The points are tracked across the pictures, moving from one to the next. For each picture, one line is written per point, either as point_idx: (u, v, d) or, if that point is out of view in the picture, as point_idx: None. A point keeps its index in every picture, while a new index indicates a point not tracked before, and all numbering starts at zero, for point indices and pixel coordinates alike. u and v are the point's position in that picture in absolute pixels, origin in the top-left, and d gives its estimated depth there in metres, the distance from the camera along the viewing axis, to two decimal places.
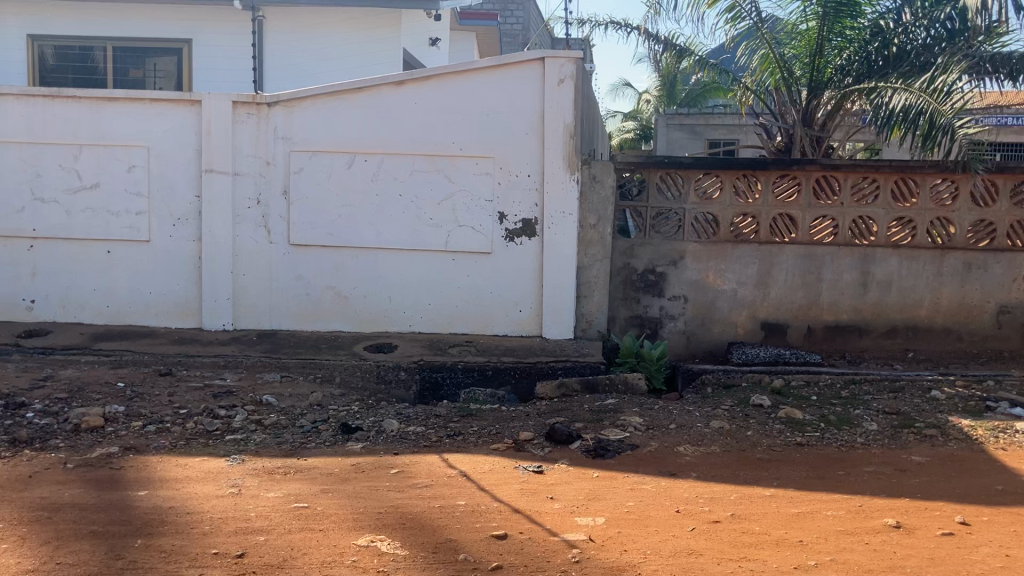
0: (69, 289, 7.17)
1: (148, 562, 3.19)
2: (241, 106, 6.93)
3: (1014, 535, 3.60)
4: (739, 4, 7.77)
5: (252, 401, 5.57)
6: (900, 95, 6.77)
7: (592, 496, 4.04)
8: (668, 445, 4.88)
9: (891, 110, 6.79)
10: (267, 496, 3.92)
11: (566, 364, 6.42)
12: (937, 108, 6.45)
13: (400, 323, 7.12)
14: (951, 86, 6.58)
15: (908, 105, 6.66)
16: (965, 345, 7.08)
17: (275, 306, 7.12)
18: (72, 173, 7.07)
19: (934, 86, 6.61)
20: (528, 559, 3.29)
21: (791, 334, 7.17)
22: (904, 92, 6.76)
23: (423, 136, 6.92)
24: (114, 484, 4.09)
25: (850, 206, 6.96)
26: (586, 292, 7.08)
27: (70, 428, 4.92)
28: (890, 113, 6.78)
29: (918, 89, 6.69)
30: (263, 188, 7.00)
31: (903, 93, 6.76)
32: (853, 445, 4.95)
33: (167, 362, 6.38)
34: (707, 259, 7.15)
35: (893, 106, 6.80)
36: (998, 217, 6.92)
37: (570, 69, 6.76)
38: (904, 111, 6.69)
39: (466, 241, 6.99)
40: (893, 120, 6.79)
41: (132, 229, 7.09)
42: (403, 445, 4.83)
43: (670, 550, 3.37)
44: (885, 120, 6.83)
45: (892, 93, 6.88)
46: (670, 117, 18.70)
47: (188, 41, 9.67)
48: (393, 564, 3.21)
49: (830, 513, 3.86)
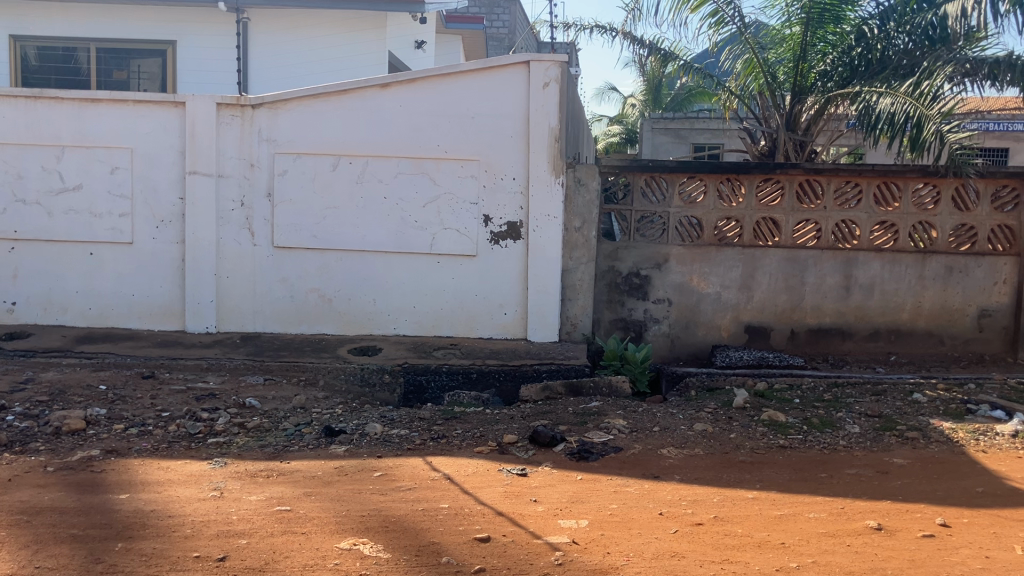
0: (50, 291, 7.13)
1: (129, 565, 3.18)
2: (225, 108, 6.91)
3: (993, 537, 3.62)
4: (722, 9, 7.80)
5: (235, 404, 5.55)
6: (886, 99, 6.81)
7: (575, 499, 4.04)
8: (652, 448, 4.89)
9: (877, 115, 6.82)
10: (250, 500, 3.90)
11: (551, 367, 6.43)
12: (925, 114, 6.49)
13: (385, 326, 7.12)
14: (936, 93, 6.67)
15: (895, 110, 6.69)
16: (947, 348, 7.12)
17: (259, 309, 7.10)
18: (55, 175, 7.02)
19: (922, 92, 6.68)
20: (511, 561, 3.29)
21: (774, 337, 7.19)
22: (890, 96, 6.80)
23: (408, 138, 6.91)
24: (95, 487, 4.06)
25: (833, 210, 7.01)
26: (571, 295, 7.08)
27: (50, 432, 4.88)
28: (876, 118, 6.81)
29: (904, 94, 6.74)
30: (246, 190, 6.98)
31: (889, 97, 6.81)
32: (835, 447, 4.98)
33: (150, 365, 6.34)
34: (691, 262, 7.18)
35: (879, 110, 6.83)
36: (980, 222, 6.97)
37: (555, 73, 6.77)
38: (891, 116, 6.72)
39: (451, 244, 6.99)
40: (880, 124, 6.82)
41: (115, 230, 7.06)
42: (387, 449, 4.82)
43: (652, 553, 3.38)
44: (872, 125, 6.87)
45: (878, 97, 6.91)
46: (655, 121, 18.88)
47: (173, 42, 9.63)
48: (376, 567, 3.20)
49: (812, 515, 3.88)
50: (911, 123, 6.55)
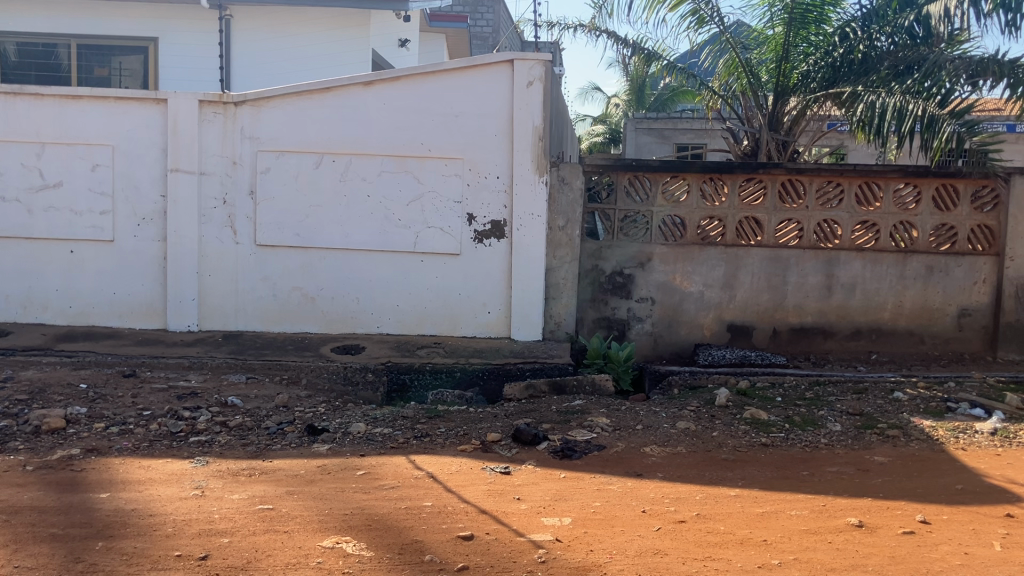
0: (30, 289, 7.07)
1: (109, 564, 3.16)
2: (207, 105, 6.87)
3: (973, 533, 3.66)
4: (702, 8, 7.83)
5: (217, 402, 5.52)
6: (886, 98, 6.88)
7: (558, 497, 4.05)
8: (635, 446, 4.91)
9: (880, 115, 6.83)
10: (232, 498, 3.89)
11: (535, 365, 6.46)
12: (936, 114, 6.61)
13: (368, 324, 7.09)
14: (946, 93, 6.72)
15: (901, 109, 6.72)
16: (928, 347, 7.16)
17: (240, 307, 7.07)
18: (34, 171, 6.96)
19: (930, 92, 6.74)
20: (494, 559, 3.29)
21: (757, 335, 7.23)
22: (891, 96, 6.86)
23: (392, 136, 6.90)
24: (75, 486, 4.03)
25: (816, 210, 7.05)
26: (555, 294, 7.10)
27: (30, 430, 4.85)
28: (880, 116, 6.83)
29: (904, 94, 6.81)
30: (228, 188, 6.95)
31: (892, 96, 6.85)
32: (817, 446, 5.00)
33: (131, 363, 6.31)
34: (674, 262, 7.20)
35: (881, 109, 6.86)
36: (960, 222, 7.02)
37: (539, 71, 6.79)
38: (896, 116, 6.75)
39: (434, 243, 6.98)
40: (881, 124, 6.85)
41: (95, 228, 7.00)
42: (370, 447, 4.81)
43: (636, 550, 3.39)
44: (875, 124, 6.88)
45: (879, 97, 6.94)
46: (639, 121, 18.92)
47: (154, 39, 9.57)
48: (359, 565, 3.19)
49: (794, 512, 3.90)
50: (922, 122, 6.65)
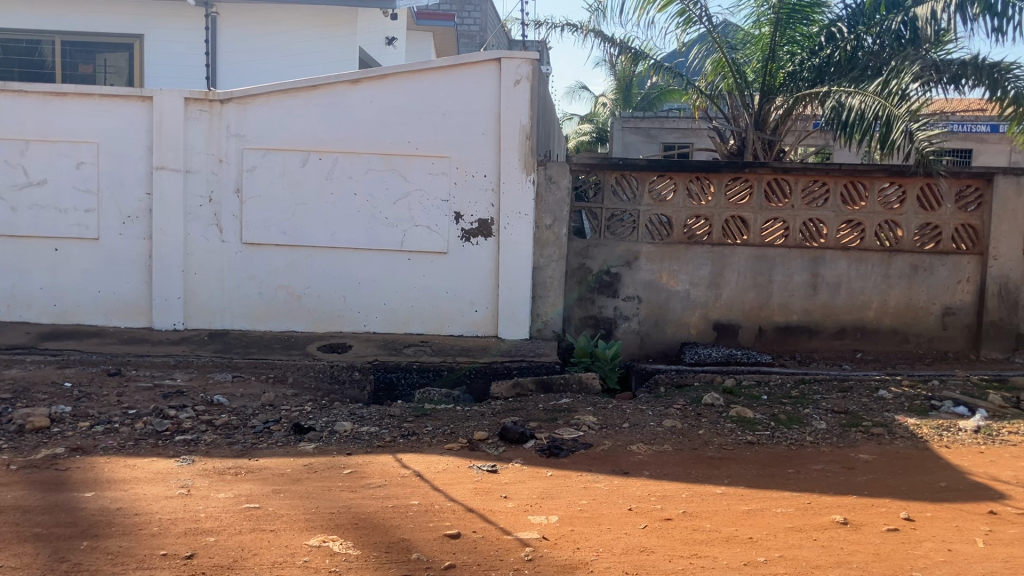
0: (15, 287, 7.02)
1: (94, 564, 3.14)
2: (193, 103, 6.84)
3: (956, 530, 3.68)
4: (689, 8, 7.84)
5: (203, 401, 5.50)
6: (856, 98, 6.95)
7: (544, 496, 4.04)
8: (621, 444, 4.91)
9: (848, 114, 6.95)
10: (218, 497, 3.88)
11: (522, 364, 6.46)
12: (893, 113, 6.60)
13: (355, 323, 7.07)
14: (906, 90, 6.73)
15: (863, 108, 6.81)
16: (912, 345, 7.21)
17: (226, 306, 7.04)
18: (19, 169, 6.92)
19: (892, 92, 6.79)
20: (480, 558, 3.29)
21: (742, 334, 7.26)
22: (859, 95, 6.94)
23: (379, 135, 6.88)
24: (59, 485, 4.01)
25: (801, 209, 7.08)
26: (542, 292, 7.11)
27: (14, 429, 4.82)
28: (847, 116, 6.95)
29: (873, 93, 6.87)
30: (214, 186, 6.92)
31: (859, 97, 6.93)
32: (802, 443, 5.02)
33: (116, 362, 6.28)
34: (661, 260, 7.21)
35: (850, 109, 6.95)
36: (944, 221, 7.07)
37: (527, 70, 6.79)
38: (860, 113, 6.84)
39: (421, 241, 6.98)
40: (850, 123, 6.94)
41: (80, 226, 6.96)
42: (356, 445, 4.80)
43: (622, 548, 3.40)
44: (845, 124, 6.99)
45: (849, 97, 7.04)
46: (626, 121, 18.99)
47: (140, 36, 9.52)
48: (345, 564, 3.18)
49: (780, 510, 3.91)
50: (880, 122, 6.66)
